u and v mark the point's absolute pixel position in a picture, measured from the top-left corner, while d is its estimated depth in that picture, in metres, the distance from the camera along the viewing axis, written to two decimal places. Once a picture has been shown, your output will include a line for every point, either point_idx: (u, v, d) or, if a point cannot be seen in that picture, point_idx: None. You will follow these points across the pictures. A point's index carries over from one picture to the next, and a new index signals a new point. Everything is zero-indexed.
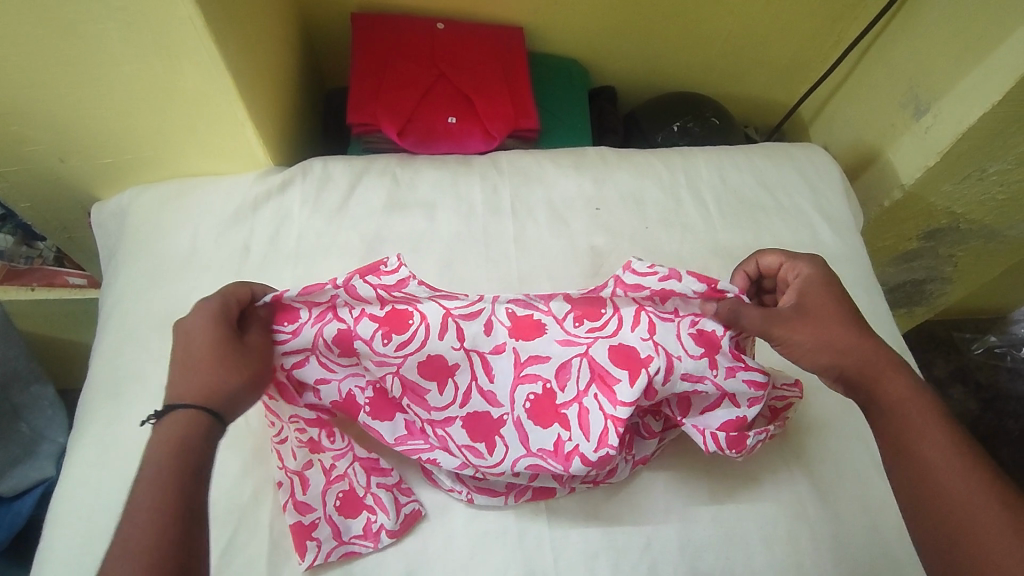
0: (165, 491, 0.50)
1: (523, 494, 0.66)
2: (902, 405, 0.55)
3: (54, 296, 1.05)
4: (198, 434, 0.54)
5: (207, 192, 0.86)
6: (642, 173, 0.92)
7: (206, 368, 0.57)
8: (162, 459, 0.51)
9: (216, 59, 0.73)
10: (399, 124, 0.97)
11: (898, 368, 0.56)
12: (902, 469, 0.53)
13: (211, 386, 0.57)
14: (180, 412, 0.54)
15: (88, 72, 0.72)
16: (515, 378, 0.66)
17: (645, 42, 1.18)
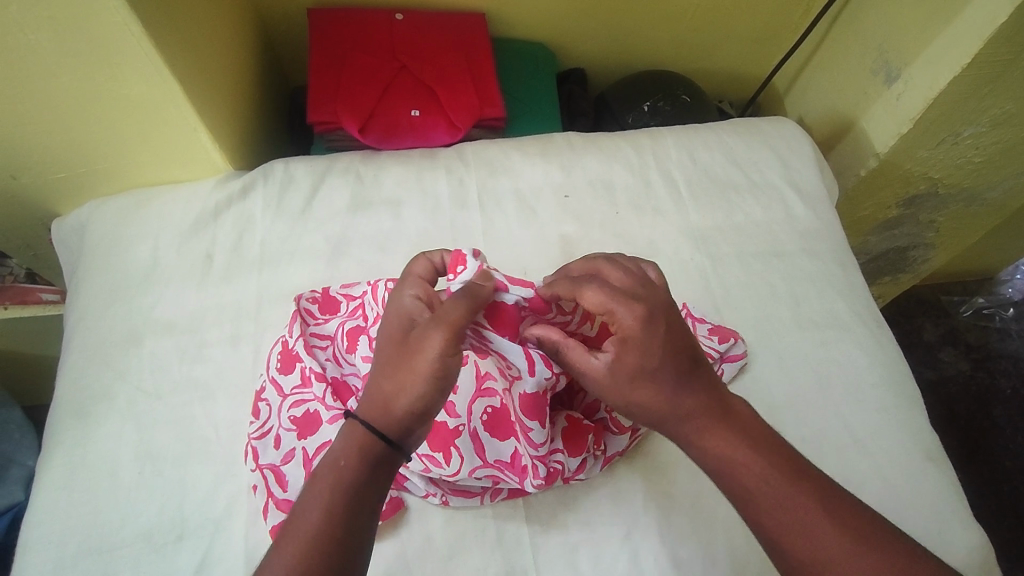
0: (335, 508, 0.51)
1: (500, 494, 0.65)
2: (731, 461, 0.54)
3: (29, 314, 1.01)
4: (370, 456, 0.53)
5: (166, 202, 0.84)
6: (611, 157, 0.90)
7: (396, 365, 0.54)
8: (335, 476, 0.52)
9: (159, 65, 0.71)
10: (360, 120, 0.95)
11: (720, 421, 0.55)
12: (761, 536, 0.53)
13: (384, 397, 0.54)
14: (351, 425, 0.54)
15: (27, 87, 0.70)
16: (476, 390, 0.66)
17: (612, 22, 1.16)
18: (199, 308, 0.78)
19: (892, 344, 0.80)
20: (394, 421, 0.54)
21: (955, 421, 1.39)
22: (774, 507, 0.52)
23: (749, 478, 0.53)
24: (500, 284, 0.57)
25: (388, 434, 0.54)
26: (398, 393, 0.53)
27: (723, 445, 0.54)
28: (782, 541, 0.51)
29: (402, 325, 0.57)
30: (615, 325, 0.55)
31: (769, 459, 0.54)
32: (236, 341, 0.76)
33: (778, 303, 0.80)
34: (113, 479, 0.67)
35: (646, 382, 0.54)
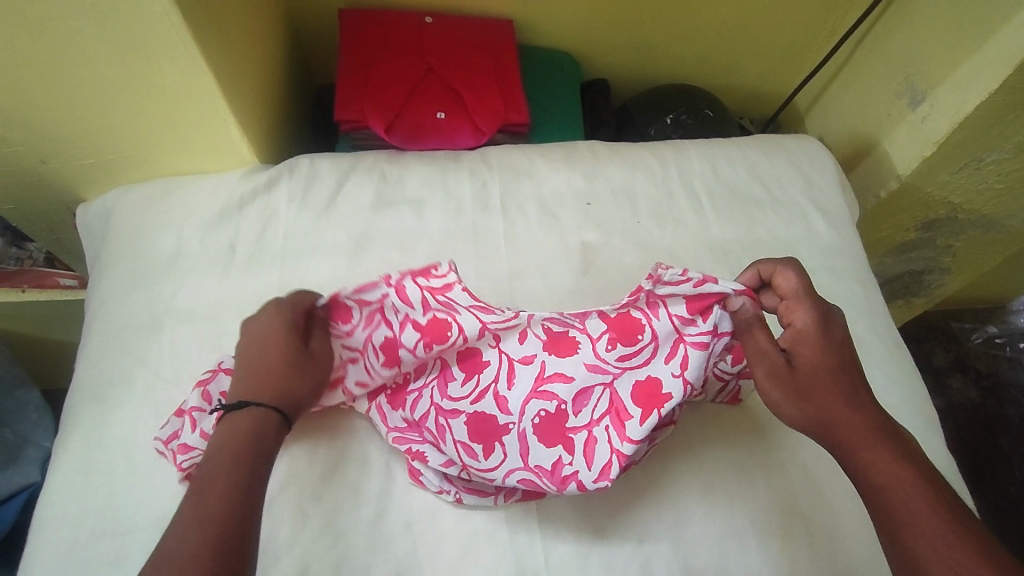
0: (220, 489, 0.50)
1: (512, 496, 0.65)
2: (892, 486, 0.49)
3: (45, 297, 1.02)
4: (265, 433, 0.56)
5: (193, 191, 0.85)
6: (633, 166, 0.91)
7: (293, 367, 0.59)
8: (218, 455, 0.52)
9: (195, 55, 0.71)
10: (387, 120, 0.95)
11: (882, 441, 0.52)
12: (896, 557, 0.47)
13: (281, 388, 0.58)
14: (254, 409, 0.56)
15: (64, 71, 0.71)
16: (531, 390, 0.62)
17: (637, 35, 1.17)
18: (220, 297, 0.78)
19: (910, 365, 0.79)
20: (297, 409, 0.60)
21: (964, 447, 1.39)
22: (927, 541, 0.46)
23: (909, 503, 0.48)
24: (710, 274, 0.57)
25: (285, 413, 0.58)
26: (297, 387, 0.59)
27: (886, 464, 0.50)
28: (927, 574, 0.45)
29: (274, 336, 0.60)
30: (789, 319, 0.59)
31: (937, 493, 0.48)
32: None
33: None
34: (128, 463, 0.68)
35: (812, 382, 0.55)
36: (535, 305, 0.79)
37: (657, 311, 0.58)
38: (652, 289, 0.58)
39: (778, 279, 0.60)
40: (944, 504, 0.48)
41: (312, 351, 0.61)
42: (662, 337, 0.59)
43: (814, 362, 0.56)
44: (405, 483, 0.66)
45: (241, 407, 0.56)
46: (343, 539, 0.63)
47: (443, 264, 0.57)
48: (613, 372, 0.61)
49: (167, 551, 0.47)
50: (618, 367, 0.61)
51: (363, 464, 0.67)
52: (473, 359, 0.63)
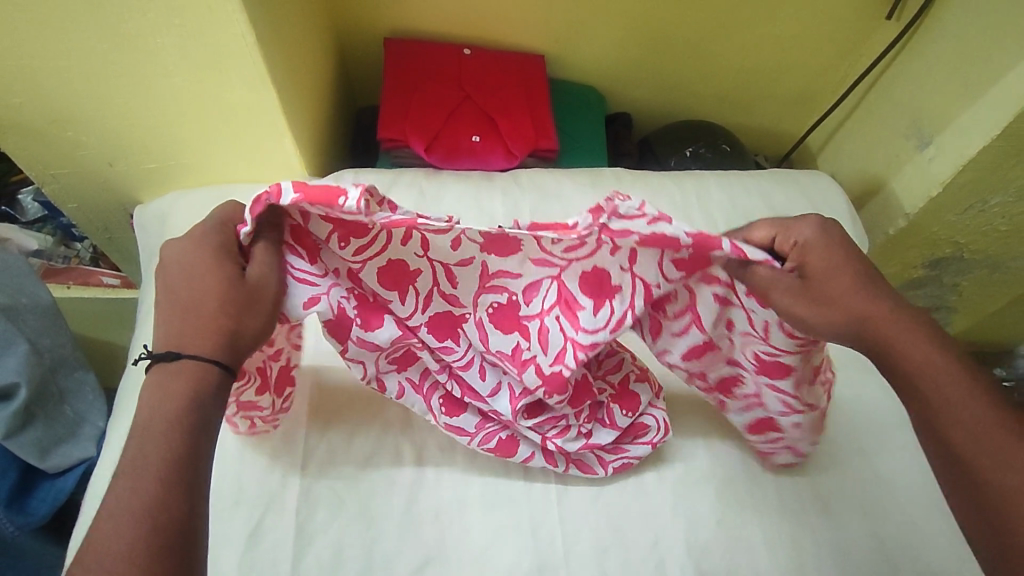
0: (167, 453, 0.50)
1: (488, 442, 0.69)
2: (924, 371, 0.54)
3: (88, 293, 1.14)
4: (206, 386, 0.54)
5: (245, 198, 0.91)
6: (655, 193, 0.97)
7: (227, 300, 0.56)
8: (167, 415, 0.51)
9: (262, 75, 0.78)
10: (426, 140, 1.01)
11: (916, 330, 0.56)
12: (928, 435, 0.54)
13: (218, 333, 0.55)
14: (181, 362, 0.54)
15: (143, 82, 0.78)
16: (480, 287, 0.65)
17: (659, 74, 1.24)
18: None
19: None
20: (242, 347, 0.56)
21: None
22: (988, 440, 0.51)
23: (942, 384, 0.54)
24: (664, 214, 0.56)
25: (224, 361, 0.55)
26: (240, 323, 0.56)
27: (950, 378, 0.54)
28: (957, 446, 0.52)
29: (201, 280, 0.57)
30: (795, 237, 0.61)
31: (969, 379, 0.54)
32: None
33: None
34: None
35: (829, 287, 0.58)
36: None
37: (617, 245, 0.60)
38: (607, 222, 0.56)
39: (751, 233, 0.63)
40: (969, 386, 0.53)
41: (248, 278, 0.57)
42: (600, 252, 0.61)
43: (825, 268, 0.59)
44: (434, 473, 0.70)
45: (175, 359, 0.54)
46: (376, 523, 0.67)
47: (351, 194, 0.53)
48: (559, 265, 0.63)
49: (113, 515, 0.47)
50: (564, 259, 0.62)
51: (396, 455, 0.71)
52: (399, 272, 0.64)
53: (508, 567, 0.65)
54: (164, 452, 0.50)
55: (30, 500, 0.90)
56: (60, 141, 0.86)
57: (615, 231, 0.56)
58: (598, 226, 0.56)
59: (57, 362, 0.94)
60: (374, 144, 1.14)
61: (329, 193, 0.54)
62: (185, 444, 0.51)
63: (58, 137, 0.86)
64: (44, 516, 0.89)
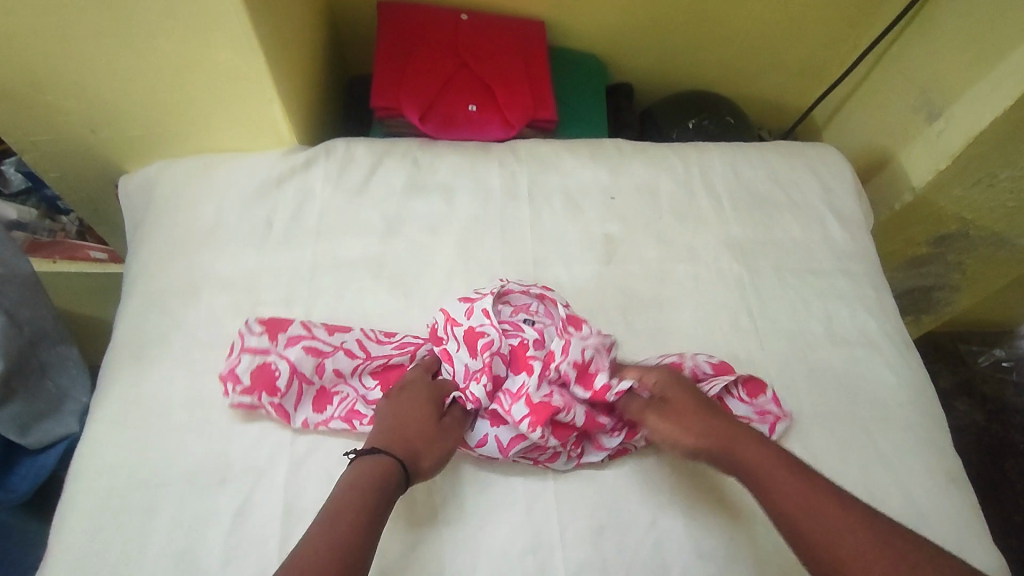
0: (354, 531, 0.54)
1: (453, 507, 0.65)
2: (766, 475, 0.59)
3: (74, 269, 1.12)
4: (391, 483, 0.58)
5: (233, 167, 0.88)
6: (657, 165, 0.94)
7: (431, 428, 0.64)
8: (357, 497, 0.56)
9: (248, 37, 0.74)
10: (421, 109, 0.97)
11: (754, 437, 0.63)
12: (795, 542, 0.55)
13: (413, 449, 0.62)
14: (381, 457, 0.59)
15: (123, 44, 0.74)
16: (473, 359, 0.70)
17: (662, 43, 1.20)
18: (256, 269, 0.81)
19: (921, 370, 0.81)
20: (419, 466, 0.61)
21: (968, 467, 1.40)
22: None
23: (781, 487, 0.58)
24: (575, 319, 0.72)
25: (408, 474, 0.60)
26: (427, 450, 0.62)
27: (823, 523, 0.54)
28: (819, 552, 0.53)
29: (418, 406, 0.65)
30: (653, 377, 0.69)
31: (802, 476, 0.58)
32: (289, 303, 0.79)
33: (811, 319, 0.83)
34: (163, 418, 0.70)
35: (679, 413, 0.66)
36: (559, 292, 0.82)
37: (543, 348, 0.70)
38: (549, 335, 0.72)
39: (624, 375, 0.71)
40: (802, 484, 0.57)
41: (444, 421, 0.65)
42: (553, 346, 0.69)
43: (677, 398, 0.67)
44: None
45: (370, 456, 0.60)
46: None
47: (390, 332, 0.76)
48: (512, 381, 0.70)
49: None
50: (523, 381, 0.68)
51: None
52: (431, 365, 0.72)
53: (501, 545, 0.64)
54: (349, 524, 0.54)
55: (11, 477, 0.89)
56: (38, 106, 0.83)
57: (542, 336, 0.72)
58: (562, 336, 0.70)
59: (39, 335, 0.89)
60: (368, 115, 1.10)
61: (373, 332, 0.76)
62: (369, 524, 0.55)
63: (36, 102, 0.82)
64: (26, 494, 0.89)
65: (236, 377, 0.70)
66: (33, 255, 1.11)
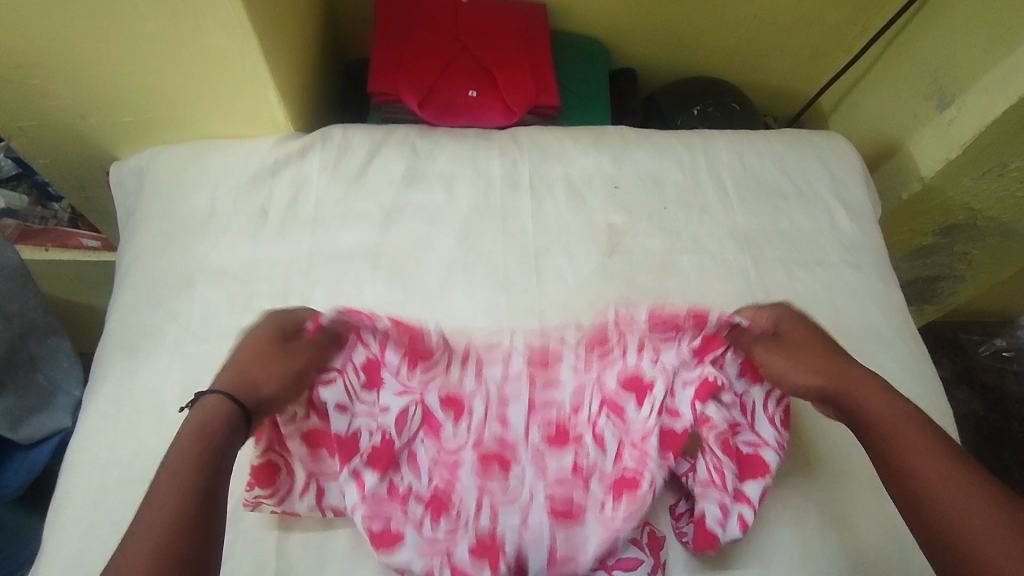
0: (188, 478, 0.52)
1: (373, 521, 0.61)
2: (882, 419, 0.58)
3: (67, 257, 1.10)
4: (225, 420, 0.57)
5: (227, 154, 0.86)
6: (662, 154, 0.92)
7: (273, 351, 0.63)
8: (186, 442, 0.54)
9: (242, 20, 0.72)
10: (419, 95, 0.94)
11: (879, 388, 0.60)
12: (898, 489, 0.55)
13: (249, 381, 0.60)
14: (210, 398, 0.58)
15: (113, 27, 0.72)
16: (528, 407, 0.68)
17: (666, 27, 1.17)
18: (251, 260, 0.79)
19: (928, 363, 0.80)
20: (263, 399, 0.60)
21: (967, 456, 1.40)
22: (983, 531, 0.50)
23: (898, 432, 0.57)
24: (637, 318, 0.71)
25: (245, 410, 0.59)
26: (259, 381, 0.61)
27: (938, 474, 0.53)
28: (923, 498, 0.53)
29: (251, 341, 0.64)
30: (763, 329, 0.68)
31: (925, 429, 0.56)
32: (286, 295, 0.77)
33: (817, 311, 0.81)
34: (158, 413, 0.69)
35: (808, 345, 0.64)
36: (560, 284, 0.81)
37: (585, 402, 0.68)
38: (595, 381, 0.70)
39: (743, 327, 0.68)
40: (929, 439, 0.55)
41: (290, 343, 0.64)
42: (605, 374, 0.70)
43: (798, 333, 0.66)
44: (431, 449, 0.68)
45: (201, 400, 0.58)
46: None
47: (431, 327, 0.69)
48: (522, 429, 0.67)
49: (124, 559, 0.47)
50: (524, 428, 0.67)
51: None
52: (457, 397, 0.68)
53: None
54: (186, 467, 0.52)
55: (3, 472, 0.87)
56: (25, 91, 0.80)
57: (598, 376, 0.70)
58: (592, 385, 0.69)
59: (29, 326, 0.88)
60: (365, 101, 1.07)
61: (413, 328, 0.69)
62: (209, 473, 0.53)
63: (22, 87, 0.79)
64: (19, 489, 0.87)
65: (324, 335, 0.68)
66: (24, 243, 1.10)
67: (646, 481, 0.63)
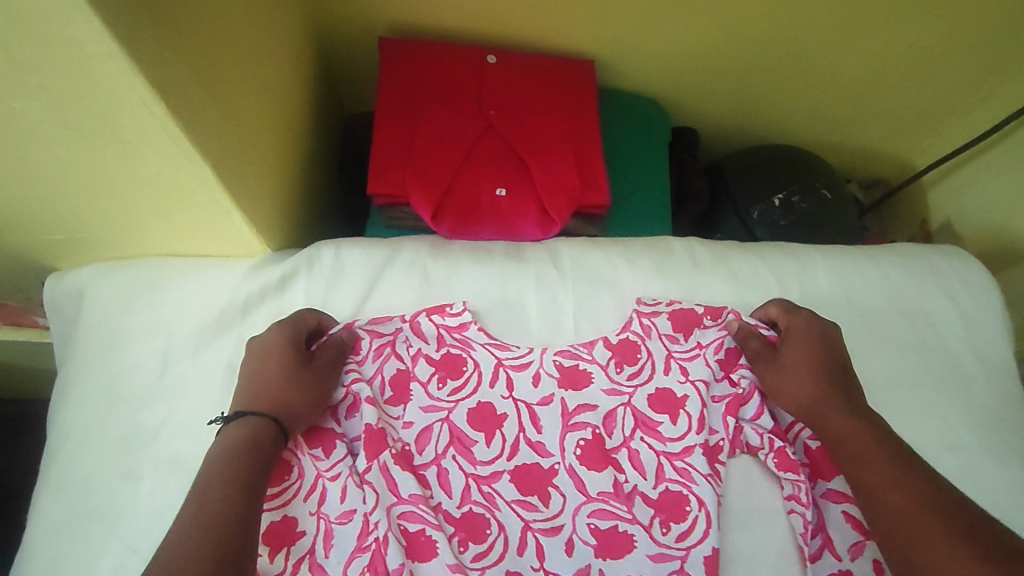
0: (227, 488, 0.48)
1: (409, 523, 0.56)
2: (844, 442, 0.57)
3: None
4: (263, 440, 0.52)
5: (186, 286, 0.66)
6: (745, 285, 0.71)
7: (299, 368, 0.57)
8: (228, 455, 0.50)
9: (183, 149, 0.51)
10: (436, 200, 0.74)
11: (843, 408, 0.58)
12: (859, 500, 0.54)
13: (279, 397, 0.55)
14: (250, 418, 0.53)
15: (10, 154, 0.52)
16: (563, 426, 0.62)
17: (740, 82, 0.95)
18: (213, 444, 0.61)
19: None
20: (294, 416, 0.55)
21: None
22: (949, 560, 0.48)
23: (852, 451, 0.56)
24: (687, 307, 0.67)
25: (280, 423, 0.54)
26: (292, 400, 0.56)
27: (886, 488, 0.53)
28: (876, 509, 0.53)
29: (274, 355, 0.57)
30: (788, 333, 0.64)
31: (887, 451, 0.55)
32: None
33: None
34: None
35: (789, 367, 0.61)
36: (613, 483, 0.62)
37: (622, 426, 0.63)
38: (631, 395, 0.64)
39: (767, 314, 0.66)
40: (884, 463, 0.54)
41: (313, 363, 0.58)
42: (636, 395, 0.64)
43: (797, 345, 0.62)
44: None
45: (237, 419, 0.53)
46: None
47: (457, 302, 0.65)
48: (558, 457, 0.61)
49: (163, 564, 0.43)
50: (556, 452, 0.61)
51: None
52: (487, 414, 0.62)
53: None
54: (223, 478, 0.48)
55: None
56: None
57: (630, 389, 0.64)
58: (626, 402, 0.64)
59: None
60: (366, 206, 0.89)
61: (439, 306, 0.65)
62: (246, 483, 0.49)
63: None
64: None
65: (358, 347, 0.63)
66: None
67: (694, 501, 0.59)
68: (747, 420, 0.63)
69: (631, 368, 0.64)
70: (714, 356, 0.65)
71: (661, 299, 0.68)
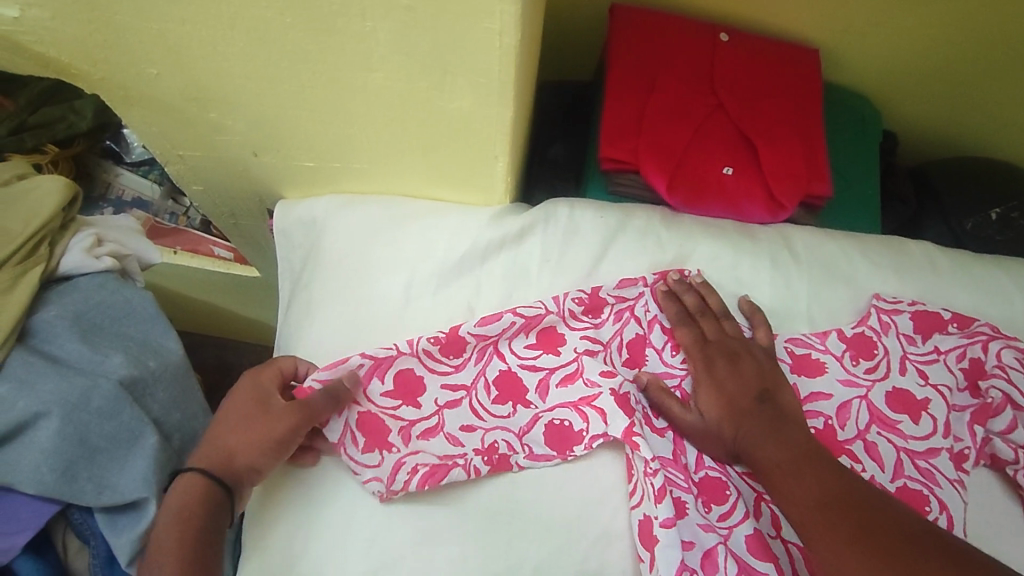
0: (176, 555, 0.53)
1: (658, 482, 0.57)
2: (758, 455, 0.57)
3: (196, 264, 0.96)
4: (207, 498, 0.56)
5: (427, 227, 0.67)
6: (986, 294, 0.69)
7: (250, 416, 0.59)
8: (174, 518, 0.55)
9: (502, 87, 0.52)
10: (668, 172, 0.73)
11: (775, 429, 0.58)
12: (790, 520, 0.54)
13: (224, 448, 0.58)
14: (187, 474, 0.57)
15: (326, 75, 0.54)
16: None
17: (960, 89, 0.90)
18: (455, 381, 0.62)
19: None
20: (239, 472, 0.57)
21: None
22: (827, 550, 0.50)
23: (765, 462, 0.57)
24: (926, 309, 0.66)
25: (222, 478, 0.57)
26: (239, 447, 0.58)
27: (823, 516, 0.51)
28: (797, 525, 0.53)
29: (233, 408, 0.60)
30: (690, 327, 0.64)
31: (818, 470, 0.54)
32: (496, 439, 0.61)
33: None
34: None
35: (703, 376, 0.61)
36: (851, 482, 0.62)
37: (859, 421, 0.62)
38: (869, 393, 0.63)
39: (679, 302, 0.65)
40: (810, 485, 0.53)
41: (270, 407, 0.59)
42: (874, 392, 0.63)
43: (699, 353, 0.62)
44: None
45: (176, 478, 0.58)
46: None
47: (692, 271, 0.67)
48: None
49: None
50: None
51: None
52: None
53: None
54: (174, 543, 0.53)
55: None
56: (199, 123, 0.64)
57: (868, 384, 0.63)
58: (863, 397, 0.63)
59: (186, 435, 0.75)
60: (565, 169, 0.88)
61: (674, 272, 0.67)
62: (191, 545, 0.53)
63: (196, 118, 0.63)
64: None
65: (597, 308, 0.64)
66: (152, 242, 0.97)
67: (935, 503, 0.59)
68: (996, 433, 0.62)
69: (868, 363, 0.64)
70: (956, 364, 0.64)
71: (900, 297, 0.67)
